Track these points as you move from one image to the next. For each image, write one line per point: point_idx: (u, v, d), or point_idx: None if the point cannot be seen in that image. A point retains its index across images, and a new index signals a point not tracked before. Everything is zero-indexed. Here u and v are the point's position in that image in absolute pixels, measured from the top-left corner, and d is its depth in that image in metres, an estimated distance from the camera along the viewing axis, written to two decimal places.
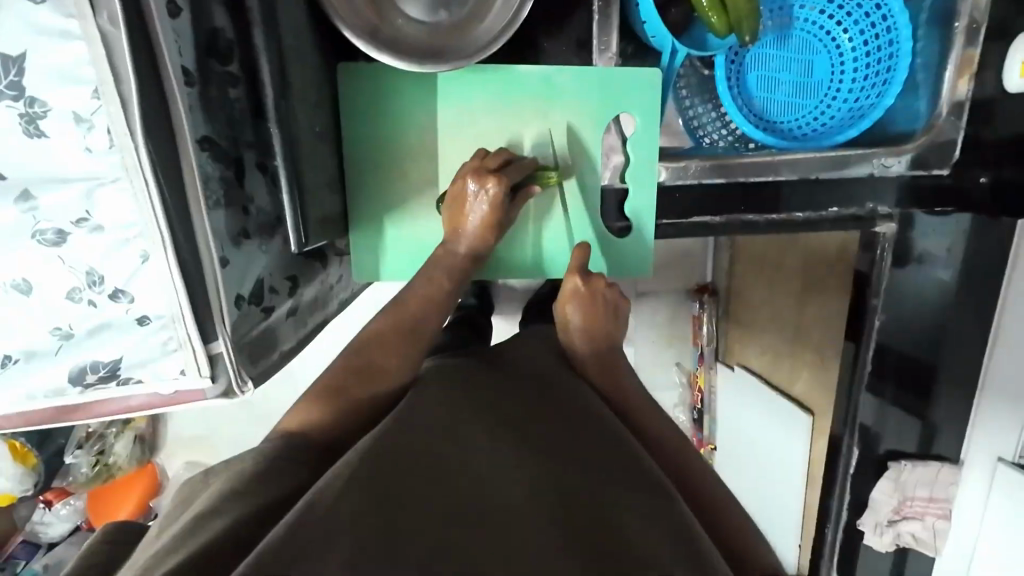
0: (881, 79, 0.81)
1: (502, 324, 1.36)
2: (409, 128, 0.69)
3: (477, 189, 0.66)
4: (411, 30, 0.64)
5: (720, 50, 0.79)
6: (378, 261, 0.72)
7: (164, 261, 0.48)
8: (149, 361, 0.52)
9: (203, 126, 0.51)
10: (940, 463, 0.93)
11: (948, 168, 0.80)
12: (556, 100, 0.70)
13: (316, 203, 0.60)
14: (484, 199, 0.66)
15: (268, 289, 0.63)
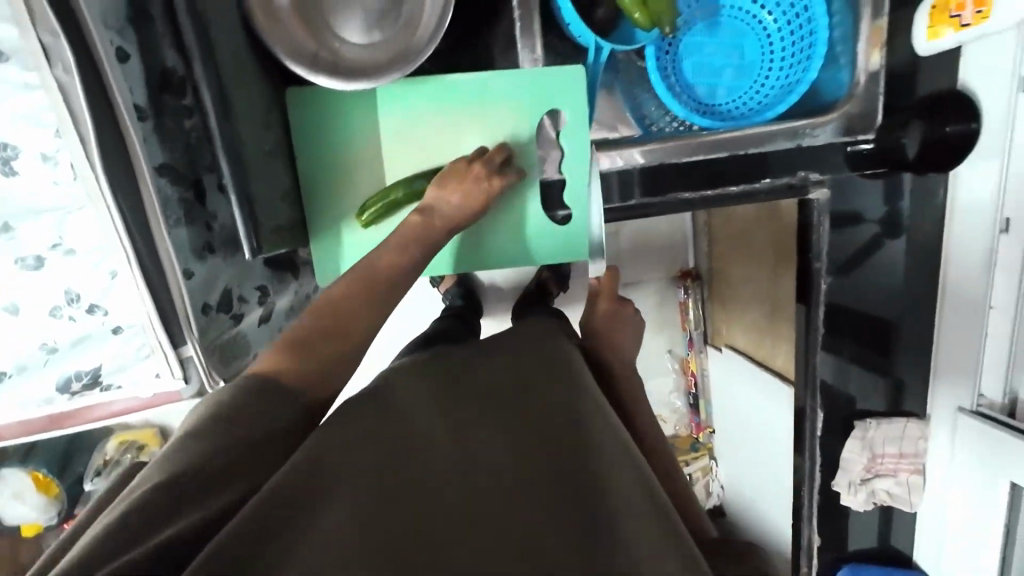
0: (804, 54, 0.86)
1: (490, 322, 1.40)
2: (356, 145, 0.74)
3: (485, 172, 0.71)
4: (350, 51, 0.70)
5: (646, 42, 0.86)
6: (341, 264, 0.77)
7: (132, 277, 0.54)
8: (126, 367, 0.58)
9: (160, 154, 0.58)
10: (906, 419, 0.96)
11: (874, 133, 0.83)
12: (491, 103, 0.74)
13: (268, 215, 0.66)
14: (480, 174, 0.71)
15: (237, 298, 0.69)
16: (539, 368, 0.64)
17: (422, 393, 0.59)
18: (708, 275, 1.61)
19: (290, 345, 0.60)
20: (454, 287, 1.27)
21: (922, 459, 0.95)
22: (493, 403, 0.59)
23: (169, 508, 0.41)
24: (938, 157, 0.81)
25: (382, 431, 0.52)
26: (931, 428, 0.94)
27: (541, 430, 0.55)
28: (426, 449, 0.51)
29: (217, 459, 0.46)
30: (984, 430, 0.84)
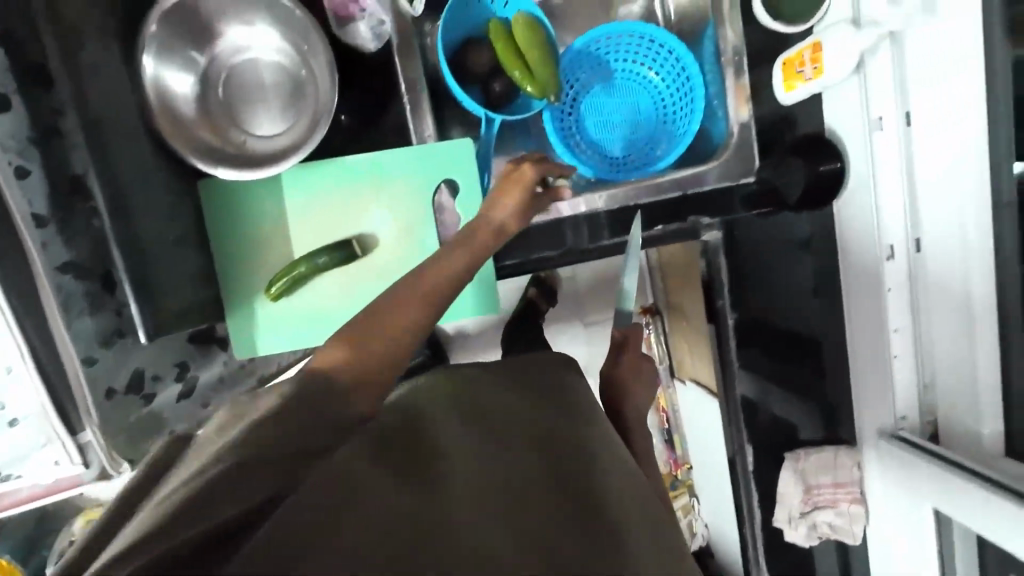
0: (689, 108, 0.94)
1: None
2: (267, 224, 0.80)
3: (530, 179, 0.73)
4: (256, 143, 0.78)
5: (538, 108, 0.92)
6: (255, 336, 0.81)
7: (28, 375, 0.59)
8: (23, 458, 0.62)
9: (64, 254, 0.63)
10: (837, 447, 0.96)
11: (753, 175, 0.89)
12: (390, 178, 0.81)
13: (173, 300, 0.70)
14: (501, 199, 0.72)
15: (150, 377, 0.74)
16: (543, 390, 0.58)
17: (519, 410, 0.54)
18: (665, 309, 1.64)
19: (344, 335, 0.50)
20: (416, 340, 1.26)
21: (858, 488, 0.94)
22: (504, 421, 0.53)
23: (198, 506, 0.34)
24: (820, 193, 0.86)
25: (391, 450, 0.46)
26: (862, 456, 0.94)
27: (539, 452, 0.50)
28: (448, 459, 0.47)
29: (253, 453, 0.38)
30: (905, 455, 0.85)
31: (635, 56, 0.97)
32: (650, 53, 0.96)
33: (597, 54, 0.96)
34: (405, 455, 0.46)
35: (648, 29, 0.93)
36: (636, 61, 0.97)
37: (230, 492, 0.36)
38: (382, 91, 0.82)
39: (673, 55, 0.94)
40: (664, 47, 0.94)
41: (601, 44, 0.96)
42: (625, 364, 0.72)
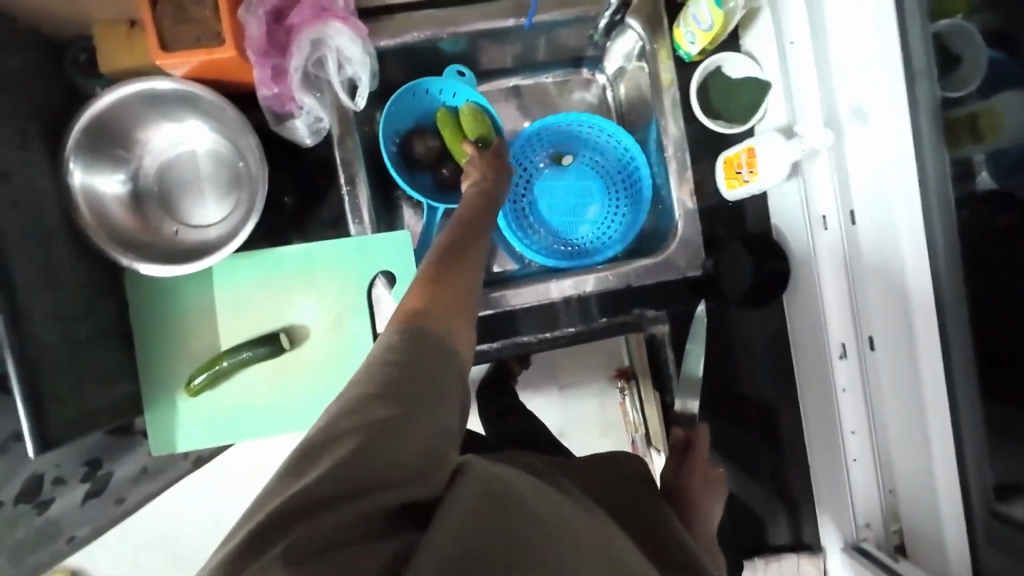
0: (637, 196, 0.94)
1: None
2: (194, 314, 0.77)
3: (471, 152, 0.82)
4: (189, 236, 0.77)
5: None
6: (175, 434, 0.77)
7: None
8: None
9: None
10: (801, 552, 0.91)
11: (701, 269, 0.88)
12: (324, 267, 0.79)
13: (81, 401, 0.66)
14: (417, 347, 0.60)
15: (50, 482, 0.69)
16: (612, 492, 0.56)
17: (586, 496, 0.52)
18: None
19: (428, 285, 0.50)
20: None
21: None
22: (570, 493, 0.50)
23: (291, 519, 0.34)
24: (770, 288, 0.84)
25: (491, 482, 0.41)
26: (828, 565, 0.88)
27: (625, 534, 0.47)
28: (542, 498, 0.43)
29: (363, 445, 0.37)
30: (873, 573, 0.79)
31: (586, 142, 0.98)
32: (600, 139, 0.97)
33: (548, 139, 0.97)
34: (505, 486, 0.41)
35: (594, 118, 0.95)
36: (587, 149, 0.98)
37: (335, 486, 0.35)
38: (323, 182, 0.82)
39: (622, 144, 0.95)
40: (612, 135, 0.95)
41: (551, 131, 0.97)
42: (690, 470, 0.67)
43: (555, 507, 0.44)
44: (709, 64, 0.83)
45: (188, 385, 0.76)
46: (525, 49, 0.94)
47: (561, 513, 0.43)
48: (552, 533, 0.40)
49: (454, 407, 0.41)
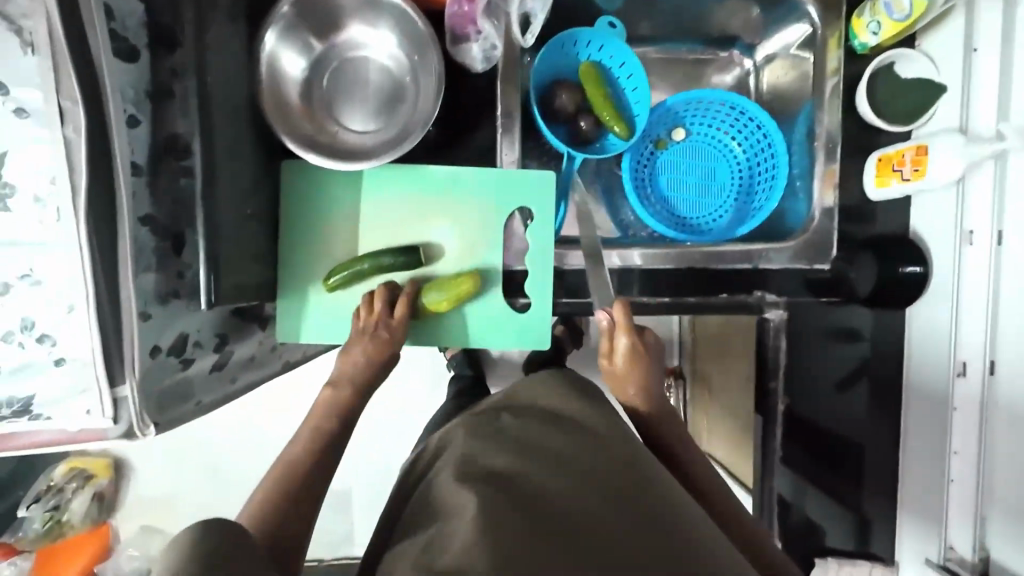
0: (769, 183, 0.94)
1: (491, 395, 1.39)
2: (337, 216, 0.80)
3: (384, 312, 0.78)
4: (347, 138, 0.79)
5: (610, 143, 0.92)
6: (300, 325, 0.80)
7: (87, 313, 0.57)
8: (60, 400, 0.59)
9: (147, 207, 0.63)
10: (872, 562, 0.91)
11: (828, 263, 0.86)
12: (466, 193, 0.81)
13: (236, 272, 0.69)
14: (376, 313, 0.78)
15: (193, 343, 0.72)
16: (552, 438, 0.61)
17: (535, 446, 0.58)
18: (691, 375, 1.58)
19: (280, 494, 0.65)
20: (457, 356, 1.28)
21: None
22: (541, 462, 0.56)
23: None
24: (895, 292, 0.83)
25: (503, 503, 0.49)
26: None
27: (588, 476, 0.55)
28: (532, 489, 0.52)
29: None
30: None
31: (720, 123, 0.98)
32: (738, 122, 0.96)
33: (682, 113, 0.98)
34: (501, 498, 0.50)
35: (737, 99, 0.95)
36: (719, 126, 0.98)
37: None
38: (477, 111, 0.83)
39: (762, 130, 0.95)
40: (753, 119, 0.95)
41: (688, 105, 0.97)
42: (633, 365, 0.78)
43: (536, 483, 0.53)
44: (883, 58, 0.82)
45: (325, 281, 0.79)
46: (683, 15, 0.94)
47: (537, 493, 0.52)
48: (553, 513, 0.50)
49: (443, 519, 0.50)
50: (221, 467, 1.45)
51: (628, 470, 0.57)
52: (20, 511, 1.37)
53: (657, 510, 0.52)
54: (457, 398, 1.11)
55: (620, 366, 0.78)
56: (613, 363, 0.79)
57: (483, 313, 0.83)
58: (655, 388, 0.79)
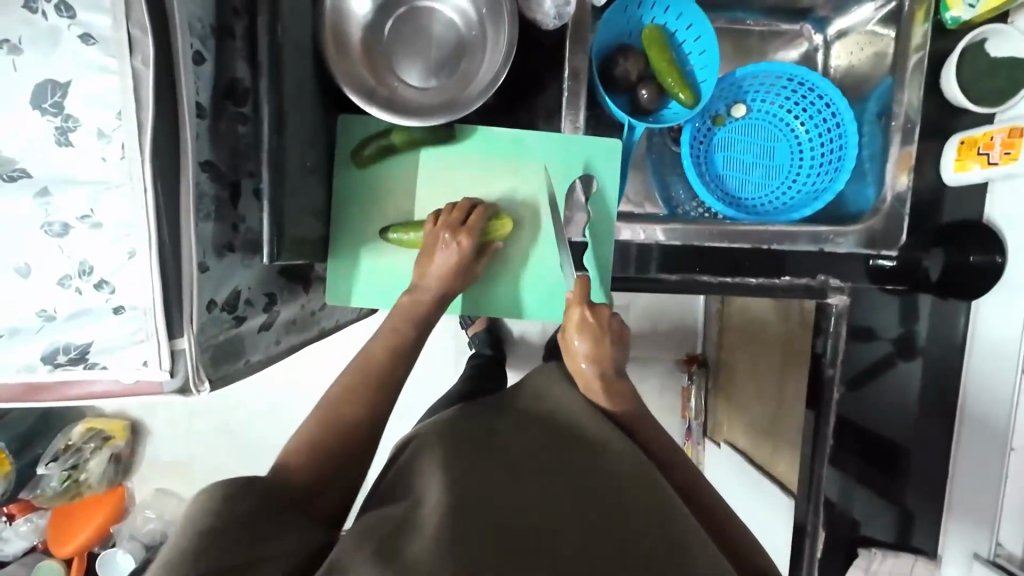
0: (833, 164, 0.90)
1: (513, 375, 1.37)
2: (393, 178, 0.78)
3: (447, 239, 0.73)
4: (406, 93, 0.75)
5: (668, 113, 0.88)
6: (353, 288, 0.79)
7: (148, 259, 0.55)
8: (116, 350, 0.57)
9: (208, 152, 0.60)
10: (915, 556, 0.90)
11: (896, 250, 0.84)
12: (527, 159, 0.80)
13: (293, 227, 0.66)
14: (449, 249, 0.73)
15: (244, 300, 0.69)
16: (550, 441, 0.64)
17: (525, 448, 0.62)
18: (715, 364, 1.50)
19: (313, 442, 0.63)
20: (481, 334, 1.26)
21: None
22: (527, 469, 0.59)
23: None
24: (963, 280, 0.80)
25: (469, 504, 0.53)
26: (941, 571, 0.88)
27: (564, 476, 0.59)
28: (503, 488, 0.56)
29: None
30: None
31: (783, 100, 0.94)
32: (804, 99, 0.92)
33: (745, 87, 0.94)
34: (478, 498, 0.54)
35: (805, 74, 0.90)
36: (779, 103, 0.94)
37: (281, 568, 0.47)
38: (542, 72, 0.79)
39: (830, 108, 0.90)
40: (822, 96, 0.90)
41: (751, 79, 0.93)
42: (593, 341, 0.70)
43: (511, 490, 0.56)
44: (975, 34, 0.78)
45: (383, 235, 0.77)
46: None
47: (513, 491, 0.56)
48: (518, 506, 0.54)
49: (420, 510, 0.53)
50: (241, 433, 1.43)
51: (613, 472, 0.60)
52: (38, 468, 1.35)
53: (640, 520, 0.55)
54: (472, 378, 1.07)
55: (579, 350, 0.70)
56: (570, 345, 0.70)
57: (541, 283, 0.82)
58: (612, 368, 0.70)
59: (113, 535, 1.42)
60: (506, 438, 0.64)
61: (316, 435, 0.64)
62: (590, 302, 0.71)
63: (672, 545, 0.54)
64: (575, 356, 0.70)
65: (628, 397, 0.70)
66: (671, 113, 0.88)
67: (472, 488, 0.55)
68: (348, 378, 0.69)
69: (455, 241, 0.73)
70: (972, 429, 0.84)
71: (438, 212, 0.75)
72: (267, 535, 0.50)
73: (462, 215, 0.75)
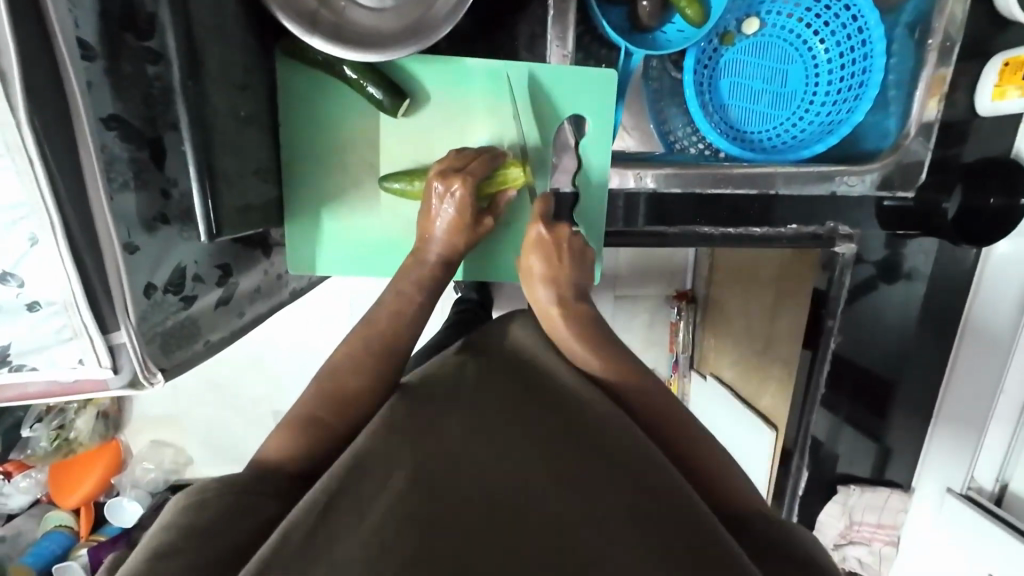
0: (853, 93, 0.79)
1: (500, 318, 1.33)
2: (349, 124, 0.68)
3: (443, 190, 0.64)
4: (358, 15, 0.60)
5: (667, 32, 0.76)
6: (316, 254, 0.71)
7: (56, 247, 0.45)
8: (44, 348, 0.50)
9: (111, 105, 0.48)
10: (890, 489, 0.94)
11: (913, 191, 0.77)
12: (506, 97, 0.69)
13: (232, 192, 0.56)
14: (450, 201, 0.65)
15: (192, 277, 0.61)
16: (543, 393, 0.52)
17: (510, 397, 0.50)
18: (704, 300, 1.45)
19: (307, 420, 0.51)
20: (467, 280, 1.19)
21: (898, 531, 0.95)
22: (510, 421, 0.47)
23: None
24: (985, 222, 0.73)
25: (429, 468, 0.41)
26: (912, 501, 0.93)
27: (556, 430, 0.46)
28: (473, 444, 0.44)
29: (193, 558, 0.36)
30: (968, 514, 0.81)
31: (802, 13, 0.81)
32: (828, 11, 0.79)
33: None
34: (442, 460, 0.42)
35: None
36: (798, 17, 0.81)
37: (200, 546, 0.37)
38: None
39: (857, 22, 0.78)
40: (850, 7, 0.77)
41: None
42: (552, 259, 0.67)
43: (486, 444, 0.44)
44: None
45: (381, 184, 0.68)
46: None
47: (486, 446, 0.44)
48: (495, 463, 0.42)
49: (366, 479, 0.41)
50: (228, 386, 1.38)
51: (620, 431, 0.46)
52: (24, 431, 1.30)
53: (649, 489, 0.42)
54: (453, 327, 0.99)
55: (538, 270, 0.67)
56: (530, 271, 0.67)
57: None
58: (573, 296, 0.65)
59: (116, 485, 1.43)
60: (494, 385, 0.52)
61: (316, 409, 0.52)
62: (550, 221, 0.69)
63: (701, 537, 0.39)
64: (532, 277, 0.67)
65: (612, 345, 0.60)
66: (673, 33, 0.76)
67: (438, 447, 0.44)
68: (354, 339, 0.58)
69: (454, 194, 0.64)
70: (964, 373, 0.84)
71: (439, 163, 0.66)
72: (209, 505, 0.40)
73: (464, 163, 0.66)
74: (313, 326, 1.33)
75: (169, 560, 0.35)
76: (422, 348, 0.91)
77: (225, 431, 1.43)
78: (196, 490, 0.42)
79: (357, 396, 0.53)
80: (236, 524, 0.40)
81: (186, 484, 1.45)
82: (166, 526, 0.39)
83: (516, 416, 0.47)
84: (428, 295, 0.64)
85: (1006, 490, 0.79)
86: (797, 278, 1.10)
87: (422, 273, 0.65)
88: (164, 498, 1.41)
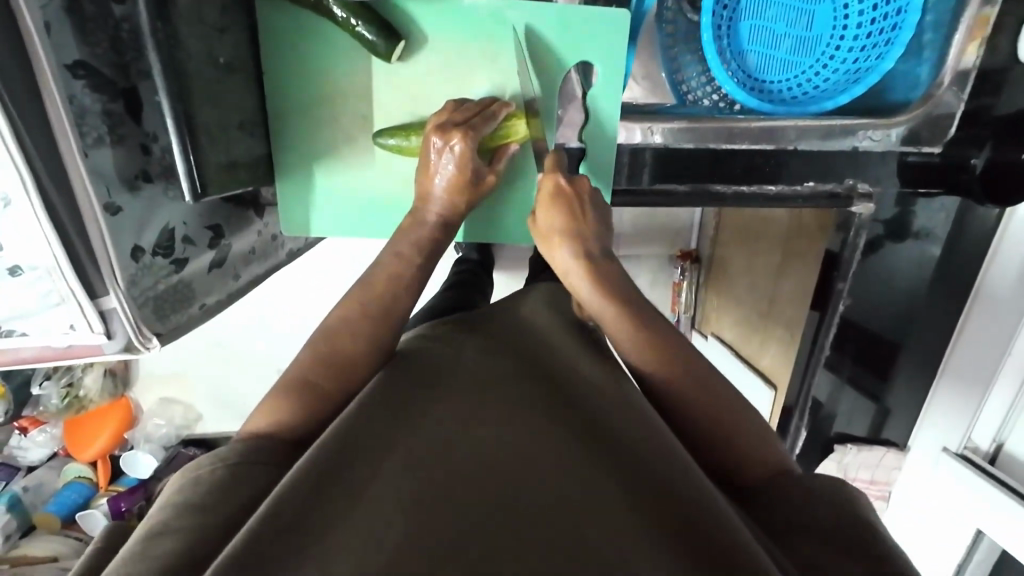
0: (886, 38, 0.72)
1: (501, 277, 1.31)
2: (338, 73, 0.63)
3: (442, 144, 0.60)
4: None
5: None
6: (310, 213, 0.68)
7: (32, 210, 0.43)
8: (33, 313, 0.48)
9: (76, 50, 0.44)
10: (886, 448, 0.96)
11: (939, 146, 0.73)
12: (508, 41, 0.64)
13: (216, 149, 0.53)
14: (449, 156, 0.61)
15: (181, 239, 0.58)
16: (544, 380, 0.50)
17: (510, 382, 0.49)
18: (708, 260, 1.41)
19: (307, 386, 0.50)
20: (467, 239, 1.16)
21: (890, 487, 0.97)
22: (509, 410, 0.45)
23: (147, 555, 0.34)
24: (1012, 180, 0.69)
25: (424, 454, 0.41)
26: (906, 459, 0.95)
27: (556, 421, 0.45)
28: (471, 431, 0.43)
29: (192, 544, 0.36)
30: (963, 473, 0.83)
31: None
32: None
33: None
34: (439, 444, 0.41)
35: None
36: None
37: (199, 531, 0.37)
38: None
39: None
40: None
41: None
42: (574, 221, 0.61)
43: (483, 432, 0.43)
44: None
45: (376, 141, 0.64)
46: None
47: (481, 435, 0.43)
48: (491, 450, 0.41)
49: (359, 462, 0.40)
50: (231, 346, 1.39)
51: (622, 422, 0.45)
52: (33, 389, 1.30)
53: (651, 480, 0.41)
54: (453, 287, 0.97)
55: (554, 223, 0.61)
56: (546, 224, 0.62)
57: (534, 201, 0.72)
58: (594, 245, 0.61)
59: (128, 439, 1.47)
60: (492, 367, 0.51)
61: (313, 373, 0.51)
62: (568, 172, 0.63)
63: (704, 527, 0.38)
64: (550, 234, 0.61)
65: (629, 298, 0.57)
66: None
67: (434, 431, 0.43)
68: (353, 303, 0.56)
69: (455, 150, 0.60)
70: (970, 337, 0.83)
71: (438, 114, 0.62)
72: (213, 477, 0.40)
73: (466, 117, 0.61)
74: (312, 286, 1.32)
75: (167, 540, 0.36)
76: (422, 311, 0.90)
77: (231, 389, 1.45)
78: (196, 468, 0.42)
79: (356, 362, 0.52)
80: (237, 495, 0.40)
81: (196, 438, 1.49)
82: (169, 505, 0.39)
83: (515, 404, 0.46)
84: (428, 257, 0.62)
85: (1001, 449, 0.81)
86: (807, 238, 1.07)
87: (421, 234, 0.63)
88: (176, 451, 1.45)
